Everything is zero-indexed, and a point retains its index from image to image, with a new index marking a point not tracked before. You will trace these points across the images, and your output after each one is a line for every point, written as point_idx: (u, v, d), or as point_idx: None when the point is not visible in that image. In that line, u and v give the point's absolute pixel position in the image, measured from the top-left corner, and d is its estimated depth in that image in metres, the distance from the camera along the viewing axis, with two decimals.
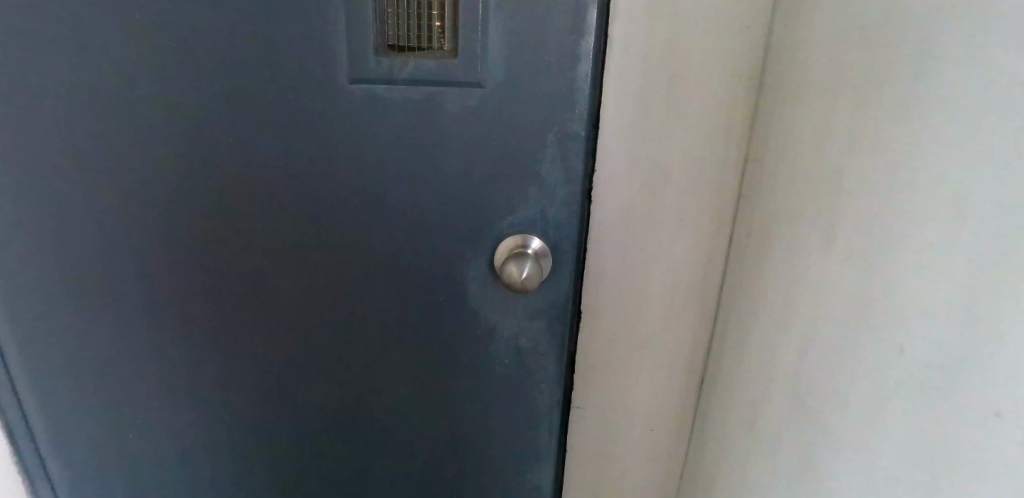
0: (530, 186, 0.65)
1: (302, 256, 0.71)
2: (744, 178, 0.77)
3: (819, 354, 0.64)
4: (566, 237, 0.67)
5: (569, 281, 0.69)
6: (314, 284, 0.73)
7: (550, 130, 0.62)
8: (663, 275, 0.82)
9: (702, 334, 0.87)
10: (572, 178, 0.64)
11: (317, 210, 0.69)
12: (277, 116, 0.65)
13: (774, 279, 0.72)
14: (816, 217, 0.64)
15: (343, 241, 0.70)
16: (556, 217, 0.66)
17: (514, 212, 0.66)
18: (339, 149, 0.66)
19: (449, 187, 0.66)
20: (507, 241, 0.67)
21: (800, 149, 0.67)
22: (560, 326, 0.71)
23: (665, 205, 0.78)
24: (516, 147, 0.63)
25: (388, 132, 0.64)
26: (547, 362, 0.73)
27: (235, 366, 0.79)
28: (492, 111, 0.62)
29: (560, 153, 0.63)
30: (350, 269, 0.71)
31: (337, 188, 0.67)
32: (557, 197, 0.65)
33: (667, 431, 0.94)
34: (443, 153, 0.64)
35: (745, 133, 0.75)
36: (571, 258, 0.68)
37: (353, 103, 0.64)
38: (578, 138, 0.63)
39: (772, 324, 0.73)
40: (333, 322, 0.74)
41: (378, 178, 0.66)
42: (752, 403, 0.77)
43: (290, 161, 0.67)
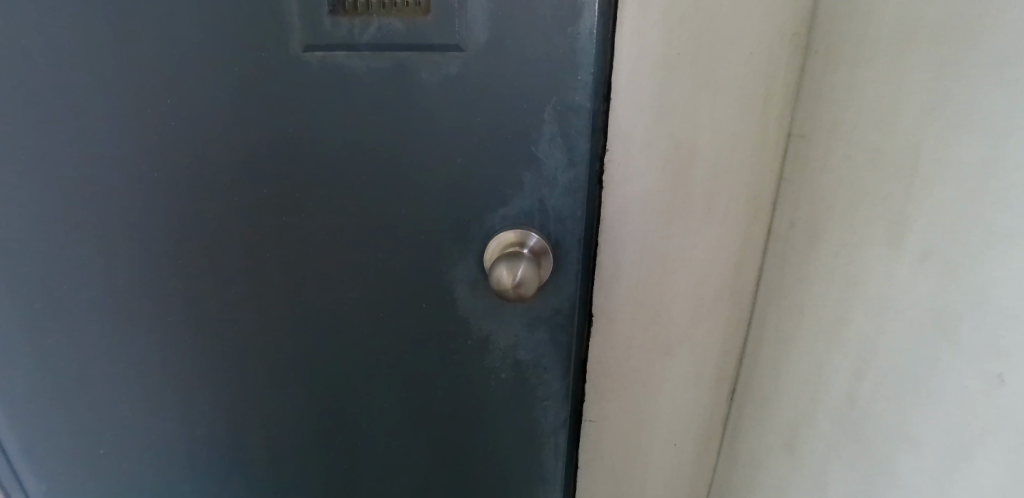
0: (526, 171, 0.54)
1: (268, 256, 0.62)
2: (787, 158, 0.65)
3: (880, 375, 0.53)
4: (570, 232, 0.56)
5: (573, 283, 0.58)
6: (283, 288, 0.63)
7: (548, 103, 0.51)
8: (689, 272, 0.71)
9: (734, 338, 0.76)
10: (576, 160, 0.53)
11: (280, 204, 0.59)
12: (230, 94, 0.56)
13: (823, 280, 0.60)
14: (879, 204, 0.52)
15: (311, 238, 0.60)
16: (557, 208, 0.55)
17: (506, 203, 0.55)
18: (300, 131, 0.56)
19: (431, 174, 0.55)
20: (501, 236, 0.56)
21: (861, 121, 0.55)
22: (564, 336, 0.60)
23: (692, 190, 0.66)
24: (507, 125, 0.52)
25: (357, 109, 0.54)
26: (550, 376, 0.62)
27: (203, 379, 0.70)
28: (477, 82, 0.51)
29: (560, 130, 0.52)
30: (322, 271, 0.62)
31: (301, 177, 0.58)
32: (559, 184, 0.54)
33: (693, 443, 0.83)
34: (421, 133, 0.54)
35: (789, 103, 0.63)
36: (576, 256, 0.57)
37: (312, 75, 0.53)
38: (583, 112, 0.52)
39: (820, 333, 0.61)
40: (306, 330, 0.65)
41: (348, 164, 0.56)
42: (794, 424, 0.66)
43: (247, 146, 0.57)
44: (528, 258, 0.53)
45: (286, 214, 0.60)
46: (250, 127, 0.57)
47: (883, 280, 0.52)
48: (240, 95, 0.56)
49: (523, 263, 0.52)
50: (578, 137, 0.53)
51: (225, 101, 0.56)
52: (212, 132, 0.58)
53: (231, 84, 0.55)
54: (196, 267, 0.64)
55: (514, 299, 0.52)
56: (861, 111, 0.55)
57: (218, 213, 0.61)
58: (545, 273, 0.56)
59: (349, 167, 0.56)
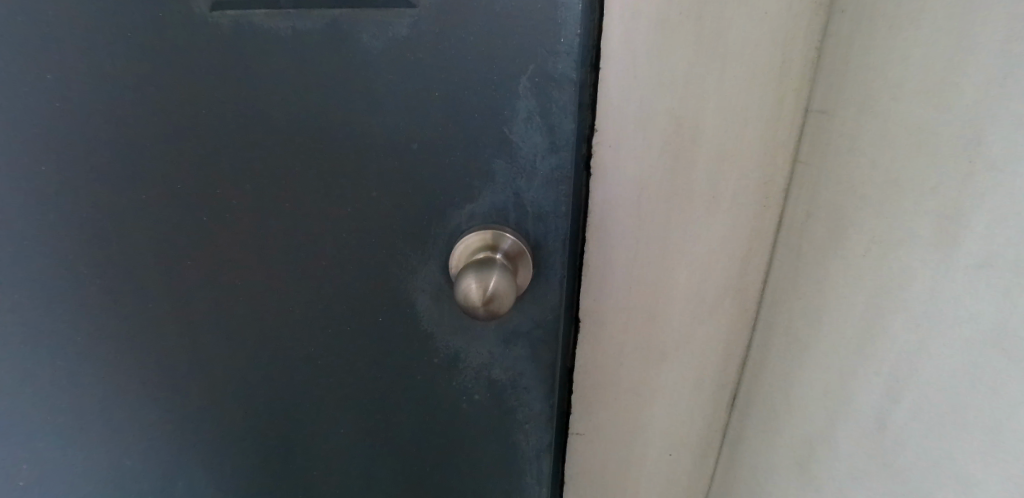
0: (497, 158, 0.44)
1: (188, 265, 0.51)
2: (804, 138, 0.56)
3: (925, 397, 0.45)
4: (553, 232, 0.46)
5: (558, 291, 0.49)
6: (209, 303, 0.53)
7: (524, 72, 0.41)
8: (689, 269, 0.62)
9: (739, 341, 0.68)
10: (559, 144, 0.43)
11: (201, 201, 0.49)
12: (125, 67, 0.44)
13: (849, 282, 0.52)
14: (925, 196, 0.44)
15: (241, 241, 0.50)
16: (538, 203, 0.45)
17: (474, 198, 0.46)
18: (221, 111, 0.45)
19: (383, 164, 0.45)
20: (469, 238, 0.46)
21: (902, 94, 0.46)
22: (547, 352, 0.51)
23: (694, 177, 0.57)
24: (474, 101, 0.43)
25: (286, 82, 0.43)
26: (531, 397, 0.53)
27: (116, 418, 0.58)
28: (434, 47, 0.41)
29: (540, 107, 0.42)
30: (256, 280, 0.51)
31: (226, 167, 0.47)
32: (540, 175, 0.44)
33: (690, 451, 0.76)
34: (367, 114, 0.44)
35: (807, 74, 0.54)
36: (561, 259, 0.47)
37: (223, 38, 0.43)
38: (568, 84, 0.42)
39: (843, 343, 0.53)
40: (241, 352, 0.54)
41: (282, 152, 0.46)
42: (809, 441, 0.59)
43: (156, 131, 0.46)
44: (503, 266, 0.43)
45: (208, 214, 0.49)
46: (156, 107, 0.46)
47: (927, 284, 0.44)
48: (138, 67, 0.44)
49: (497, 272, 0.42)
50: (563, 115, 0.43)
51: (119, 76, 0.45)
52: (108, 114, 0.46)
53: (127, 54, 0.44)
54: (97, 283, 0.52)
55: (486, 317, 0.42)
56: (900, 82, 0.46)
57: (121, 215, 0.50)
58: (523, 282, 0.46)
59: (285, 155, 0.46)
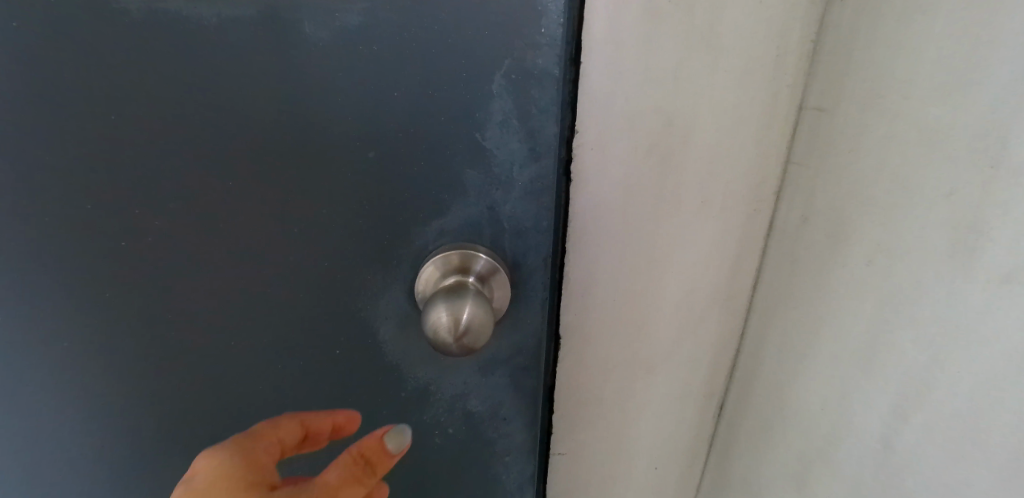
0: (469, 169, 0.41)
1: (110, 301, 0.43)
2: (798, 138, 0.53)
3: (935, 420, 0.42)
4: (534, 247, 0.43)
5: (537, 312, 0.45)
6: (136, 345, 0.45)
7: (501, 71, 0.38)
8: (677, 279, 0.58)
9: (727, 350, 0.65)
10: (540, 150, 0.40)
11: (120, 224, 0.41)
12: (15, 68, 0.37)
13: (850, 294, 0.48)
14: (938, 204, 0.40)
15: (174, 270, 0.43)
16: (516, 216, 0.43)
17: (444, 214, 0.42)
18: (148, 119, 0.38)
19: (343, 177, 0.40)
20: (438, 258, 0.43)
21: (913, 92, 0.42)
22: (529, 378, 0.48)
23: (684, 180, 0.52)
24: (444, 105, 0.39)
25: (220, 86, 0.38)
26: (511, 428, 0.49)
27: (29, 478, 0.50)
28: (394, 43, 0.37)
29: (517, 109, 0.39)
30: (193, 314, 0.44)
31: (154, 184, 0.40)
32: (518, 184, 0.42)
33: (677, 465, 0.72)
34: (317, 121, 0.39)
35: (804, 69, 0.50)
36: (541, 276, 0.44)
37: (139, 34, 0.36)
38: (551, 83, 0.38)
39: (845, 357, 0.50)
40: (176, 399, 0.47)
41: (224, 165, 0.40)
42: (805, 457, 0.56)
43: (67, 142, 0.39)
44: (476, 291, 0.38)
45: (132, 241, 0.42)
46: (58, 117, 0.38)
47: (938, 301, 0.41)
48: (42, 67, 0.37)
49: (471, 299, 0.37)
50: (544, 118, 0.40)
51: (7, 80, 0.37)
52: (3, 124, 0.38)
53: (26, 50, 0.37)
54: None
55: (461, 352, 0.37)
56: (912, 79, 0.42)
57: (23, 244, 0.41)
58: (498, 306, 0.43)
59: (228, 168, 0.40)
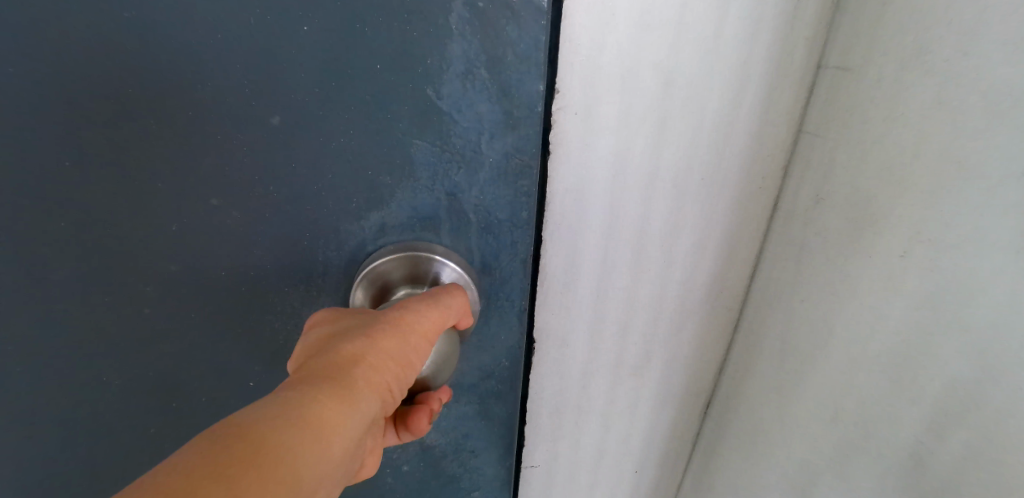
0: (418, 140, 0.38)
1: (62, 281, 0.40)
2: (813, 101, 0.44)
3: (979, 440, 0.35)
4: (509, 234, 0.41)
5: (515, 326, 0.44)
6: (94, 329, 0.42)
7: (466, 2, 0.33)
8: (667, 270, 0.49)
9: (717, 346, 0.57)
10: (518, 109, 0.37)
11: (56, 212, 0.38)
12: None
13: (877, 288, 0.41)
14: (1004, 186, 0.33)
15: (114, 247, 0.39)
16: (484, 203, 0.40)
17: (383, 206, 0.40)
18: (91, 85, 0.35)
19: (268, 147, 0.37)
20: (383, 262, 0.40)
21: (977, 45, 0.34)
22: (503, 404, 0.47)
23: (680, 155, 0.43)
24: (380, 54, 0.35)
25: (143, 50, 0.34)
26: (484, 456, 0.49)
27: None
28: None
29: (488, 54, 0.35)
30: (141, 297, 0.41)
31: (106, 159, 0.37)
32: (491, 152, 0.38)
33: (657, 467, 0.65)
34: (242, 87, 0.35)
35: (824, 18, 0.41)
36: (515, 272, 0.42)
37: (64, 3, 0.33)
38: (536, 17, 0.34)
39: (865, 358, 0.43)
40: (135, 386, 0.44)
41: (167, 131, 0.37)
42: (808, 469, 0.49)
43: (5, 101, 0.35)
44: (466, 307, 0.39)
45: (82, 217, 0.39)
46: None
47: (1001, 304, 0.33)
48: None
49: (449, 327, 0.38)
50: (524, 69, 0.36)
51: None
52: None
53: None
54: None
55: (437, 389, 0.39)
56: (973, 31, 0.34)
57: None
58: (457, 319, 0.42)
59: (180, 147, 0.37)
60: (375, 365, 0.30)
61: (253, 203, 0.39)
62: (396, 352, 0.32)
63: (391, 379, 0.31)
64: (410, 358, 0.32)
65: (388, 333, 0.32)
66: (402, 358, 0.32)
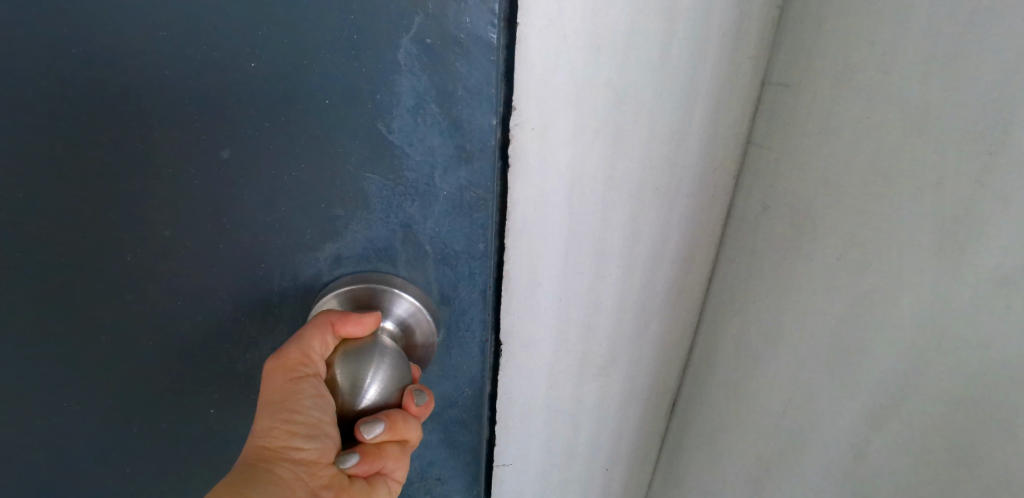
0: (373, 173, 0.42)
1: (88, 271, 0.45)
2: (760, 114, 0.47)
3: (906, 428, 0.38)
4: (465, 262, 0.46)
5: (478, 346, 0.50)
6: (113, 318, 0.47)
7: (415, 39, 0.38)
8: (626, 277, 0.52)
9: (679, 345, 0.60)
10: (470, 140, 0.41)
11: (83, 212, 0.44)
12: None
13: (818, 287, 0.44)
14: (922, 192, 0.36)
15: (132, 250, 0.45)
16: (439, 233, 0.45)
17: (338, 238, 0.45)
18: (105, 105, 0.40)
19: (241, 167, 0.42)
20: (345, 291, 0.46)
21: (897, 64, 0.37)
22: (469, 405, 0.53)
23: (635, 165, 0.46)
24: (342, 83, 0.39)
25: (144, 73, 0.39)
26: (458, 448, 0.56)
27: None
28: (277, 27, 0.38)
29: (439, 93, 0.40)
30: (152, 295, 0.46)
31: (122, 170, 0.42)
32: (446, 182, 0.43)
33: (626, 464, 0.68)
34: (224, 108, 0.40)
35: (766, 36, 0.44)
36: (472, 295, 0.48)
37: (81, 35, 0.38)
38: (486, 52, 0.38)
39: (811, 354, 0.45)
40: (147, 374, 0.49)
41: (167, 148, 0.41)
42: (762, 462, 0.51)
43: (34, 117, 0.41)
44: (352, 317, 0.42)
45: (105, 221, 0.44)
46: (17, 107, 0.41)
47: (922, 300, 0.36)
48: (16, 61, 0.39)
49: (370, 346, 0.42)
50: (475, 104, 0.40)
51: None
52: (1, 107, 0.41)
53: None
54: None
55: (392, 406, 0.41)
56: (892, 52, 0.37)
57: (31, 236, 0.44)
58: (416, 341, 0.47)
59: (173, 161, 0.42)
60: (261, 436, 0.36)
61: (234, 215, 0.43)
62: (275, 411, 0.37)
63: (283, 421, 0.37)
64: (294, 401, 0.37)
65: (264, 397, 0.38)
66: (281, 400, 0.37)
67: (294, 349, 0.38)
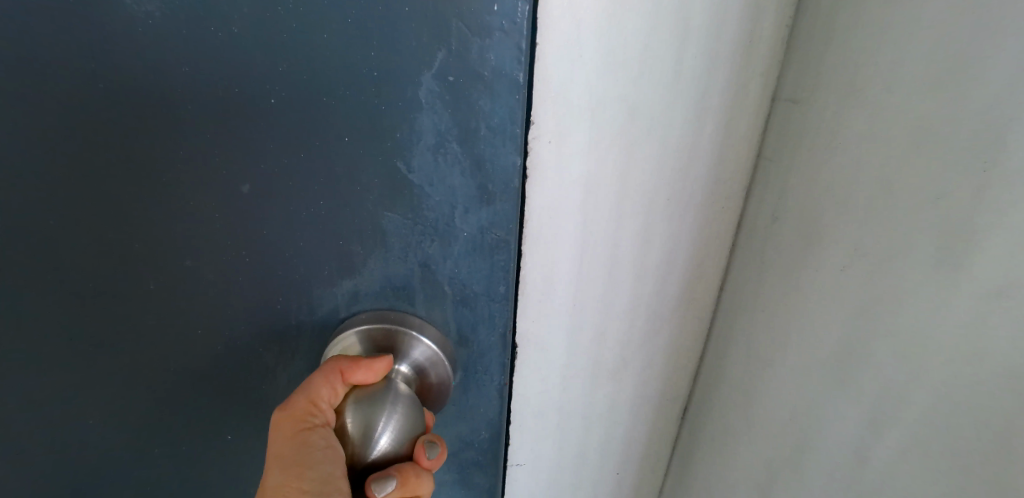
0: (387, 212, 0.45)
1: (136, 273, 0.49)
2: (770, 130, 0.49)
3: (903, 436, 0.39)
4: (484, 301, 0.50)
5: (495, 388, 0.54)
6: (157, 316, 0.50)
7: (436, 76, 0.40)
8: (637, 282, 0.54)
9: (691, 353, 0.61)
10: (492, 181, 0.44)
11: (131, 219, 0.47)
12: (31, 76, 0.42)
13: (824, 297, 0.45)
14: (924, 208, 0.37)
15: (175, 256, 0.48)
16: (459, 273, 0.48)
17: (355, 274, 0.48)
18: (154, 119, 0.43)
19: (274, 178, 0.44)
20: (368, 332, 0.50)
21: (901, 83, 0.39)
22: (485, 437, 0.57)
23: (647, 177, 0.48)
24: (370, 109, 0.41)
25: (188, 90, 0.42)
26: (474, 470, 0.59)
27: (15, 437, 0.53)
28: (307, 49, 0.40)
29: (462, 134, 0.42)
30: (192, 297, 0.49)
31: (167, 181, 0.45)
32: (466, 222, 0.46)
33: (637, 469, 0.69)
34: (259, 124, 0.42)
35: (776, 56, 0.46)
36: (489, 337, 0.51)
37: (132, 55, 0.41)
38: (512, 90, 0.40)
39: (816, 362, 0.47)
40: (185, 368, 0.52)
41: (209, 159, 0.44)
42: (770, 468, 0.52)
43: (89, 129, 0.44)
44: (363, 364, 0.45)
45: (151, 228, 0.47)
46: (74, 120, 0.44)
47: (924, 314, 0.37)
48: (73, 77, 0.42)
49: (383, 393, 0.45)
50: (499, 142, 0.43)
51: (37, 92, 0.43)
52: (60, 119, 0.44)
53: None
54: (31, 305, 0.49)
55: (404, 455, 0.43)
56: (896, 72, 0.39)
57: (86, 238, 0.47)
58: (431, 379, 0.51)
59: (213, 172, 0.44)
60: (273, 492, 0.39)
61: (265, 224, 0.46)
62: (286, 466, 0.40)
63: (292, 476, 0.39)
64: (303, 456, 0.40)
65: (275, 452, 0.41)
66: (291, 454, 0.40)
67: (302, 397, 0.42)
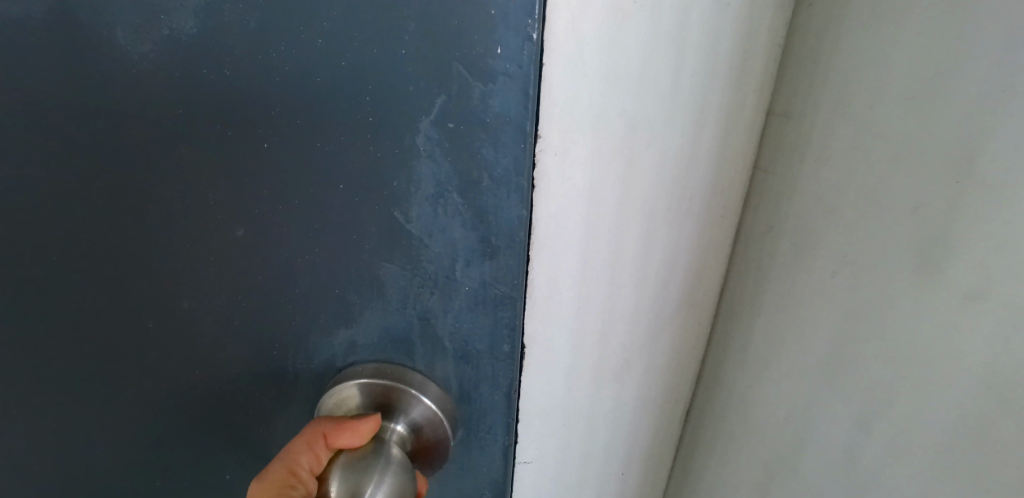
0: (389, 263, 0.49)
1: (151, 294, 0.49)
2: (766, 142, 0.51)
3: (892, 432, 0.41)
4: (486, 359, 0.53)
5: (499, 443, 0.58)
6: (171, 334, 0.51)
7: (434, 124, 0.43)
8: (639, 287, 0.56)
9: (693, 355, 0.64)
10: (493, 233, 0.47)
11: (146, 238, 0.47)
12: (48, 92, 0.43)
13: (818, 303, 0.47)
14: (908, 216, 0.39)
15: (191, 274, 0.49)
16: (460, 325, 0.52)
17: (351, 323, 0.52)
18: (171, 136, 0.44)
19: (290, 190, 0.45)
20: (372, 390, 0.54)
21: (886, 98, 0.41)
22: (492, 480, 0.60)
23: (648, 188, 0.50)
24: (383, 130, 0.43)
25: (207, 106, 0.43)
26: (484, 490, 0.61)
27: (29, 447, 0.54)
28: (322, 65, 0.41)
29: (462, 186, 0.45)
30: (206, 317, 0.50)
31: (184, 199, 0.46)
32: (467, 275, 0.49)
33: (641, 468, 0.71)
34: (276, 140, 0.44)
35: (770, 72, 0.49)
36: (489, 389, 0.55)
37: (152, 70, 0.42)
38: (515, 138, 0.43)
39: (810, 363, 0.49)
40: (198, 385, 0.53)
41: (226, 175, 0.45)
42: (769, 464, 0.55)
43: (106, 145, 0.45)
44: (345, 427, 0.49)
45: (167, 247, 0.48)
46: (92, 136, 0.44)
47: (913, 318, 0.39)
48: (91, 92, 0.43)
49: (367, 455, 0.48)
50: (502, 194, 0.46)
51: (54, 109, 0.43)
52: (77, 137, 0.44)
53: (39, 10, 0.41)
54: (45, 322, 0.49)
55: None
56: (883, 87, 0.41)
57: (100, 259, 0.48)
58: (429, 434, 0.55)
59: (231, 187, 0.45)
60: None
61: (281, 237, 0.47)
62: None
63: None
64: None
65: None
66: None
67: (282, 466, 0.47)
